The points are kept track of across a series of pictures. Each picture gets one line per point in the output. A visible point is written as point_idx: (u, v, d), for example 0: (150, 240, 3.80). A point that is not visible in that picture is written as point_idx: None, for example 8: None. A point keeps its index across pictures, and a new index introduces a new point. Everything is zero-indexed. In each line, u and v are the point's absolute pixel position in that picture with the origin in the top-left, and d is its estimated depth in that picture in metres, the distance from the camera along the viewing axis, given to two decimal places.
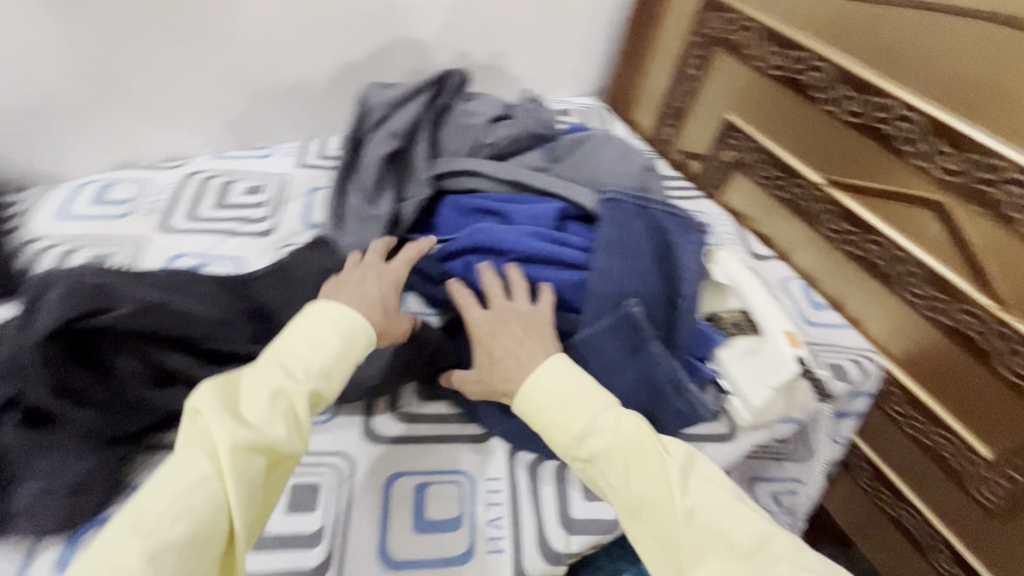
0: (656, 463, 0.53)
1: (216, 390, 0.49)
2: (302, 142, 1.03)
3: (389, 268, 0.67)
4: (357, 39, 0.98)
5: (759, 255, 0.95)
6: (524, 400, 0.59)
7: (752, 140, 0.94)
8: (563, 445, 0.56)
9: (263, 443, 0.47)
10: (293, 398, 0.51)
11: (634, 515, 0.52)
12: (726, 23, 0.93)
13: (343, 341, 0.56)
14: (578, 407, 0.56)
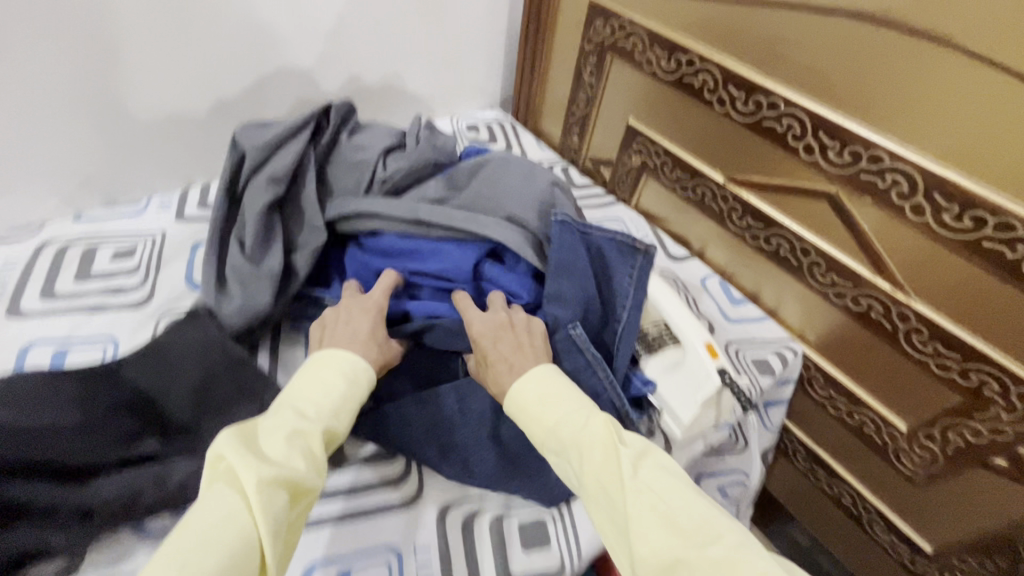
0: (612, 448, 0.51)
1: (235, 434, 0.49)
2: (181, 190, 0.93)
3: (370, 299, 0.68)
4: (227, 73, 0.89)
5: (676, 257, 0.96)
6: (507, 397, 0.59)
7: (655, 144, 0.93)
8: (539, 440, 0.57)
9: (285, 476, 0.47)
10: (307, 436, 0.52)
11: (594, 501, 0.50)
12: (612, 28, 0.92)
13: (348, 384, 0.58)
14: (554, 402, 0.56)
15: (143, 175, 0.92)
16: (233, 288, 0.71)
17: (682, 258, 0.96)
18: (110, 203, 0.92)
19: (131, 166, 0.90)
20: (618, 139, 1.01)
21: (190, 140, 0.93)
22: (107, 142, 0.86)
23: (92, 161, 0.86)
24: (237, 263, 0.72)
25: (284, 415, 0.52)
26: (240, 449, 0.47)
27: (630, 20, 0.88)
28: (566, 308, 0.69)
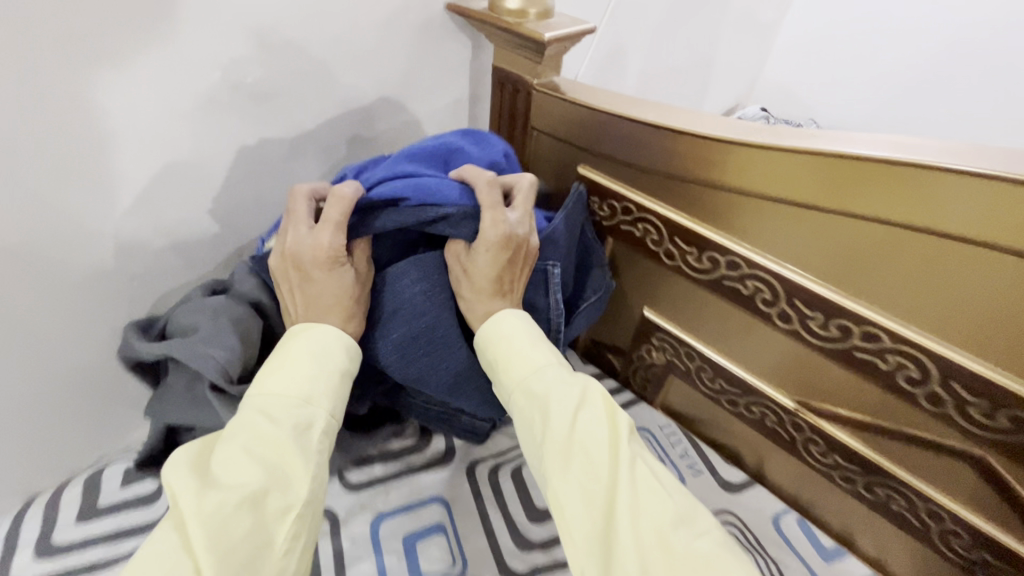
0: (607, 417, 0.49)
1: (193, 457, 0.44)
2: (11, 524, 0.60)
3: (330, 232, 0.53)
4: (74, 349, 0.59)
5: (732, 486, 0.73)
6: (493, 331, 0.57)
7: (686, 345, 0.71)
8: (512, 381, 0.55)
9: (241, 498, 0.41)
10: (270, 441, 0.45)
11: (565, 458, 0.47)
12: (612, 209, 0.70)
13: (318, 362, 0.51)
14: (537, 355, 0.55)
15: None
16: (184, 321, 0.58)
17: (739, 485, 0.73)
18: None
19: None
20: (629, 331, 0.79)
21: (24, 449, 0.61)
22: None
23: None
24: (173, 320, 0.59)
25: (246, 419, 0.46)
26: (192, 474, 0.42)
27: (638, 204, 0.66)
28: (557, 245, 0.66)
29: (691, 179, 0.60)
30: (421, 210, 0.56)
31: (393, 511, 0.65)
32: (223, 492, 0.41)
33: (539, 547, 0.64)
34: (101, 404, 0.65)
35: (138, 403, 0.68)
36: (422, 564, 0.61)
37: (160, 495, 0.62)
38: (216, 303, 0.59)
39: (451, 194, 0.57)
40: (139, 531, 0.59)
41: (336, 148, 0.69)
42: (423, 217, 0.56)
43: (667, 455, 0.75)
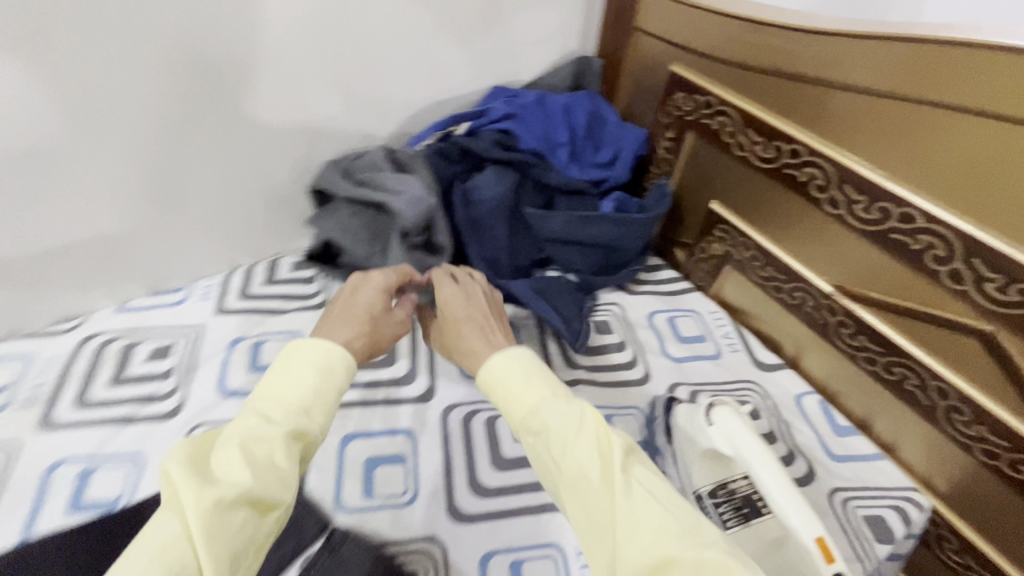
0: (602, 439, 0.50)
1: (191, 448, 0.45)
2: (221, 277, 0.87)
3: (385, 284, 0.68)
4: (273, 157, 0.82)
5: (764, 364, 0.82)
6: (489, 376, 0.59)
7: (743, 235, 0.80)
8: (517, 422, 0.55)
9: (237, 493, 0.42)
10: (268, 440, 0.46)
11: (572, 488, 0.49)
12: (696, 104, 0.79)
13: (321, 375, 0.53)
14: (533, 389, 0.56)
15: (179, 266, 0.84)
16: (388, 185, 0.75)
17: (771, 366, 0.82)
18: (153, 290, 0.84)
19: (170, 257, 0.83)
20: (696, 225, 0.89)
21: (234, 227, 0.85)
22: (143, 233, 0.79)
23: (122, 253, 0.79)
24: (369, 176, 0.78)
25: (248, 420, 0.48)
26: (188, 465, 0.43)
27: (719, 98, 0.75)
28: (619, 216, 0.85)
29: (769, 71, 0.70)
30: (507, 147, 0.84)
31: None
32: (221, 486, 0.42)
33: (582, 368, 0.79)
34: (282, 211, 0.88)
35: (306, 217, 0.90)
36: None
37: (314, 281, 0.86)
38: (407, 184, 0.75)
39: (533, 144, 0.84)
40: (300, 298, 0.84)
41: (471, 31, 0.84)
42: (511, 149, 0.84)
43: (711, 334, 0.86)
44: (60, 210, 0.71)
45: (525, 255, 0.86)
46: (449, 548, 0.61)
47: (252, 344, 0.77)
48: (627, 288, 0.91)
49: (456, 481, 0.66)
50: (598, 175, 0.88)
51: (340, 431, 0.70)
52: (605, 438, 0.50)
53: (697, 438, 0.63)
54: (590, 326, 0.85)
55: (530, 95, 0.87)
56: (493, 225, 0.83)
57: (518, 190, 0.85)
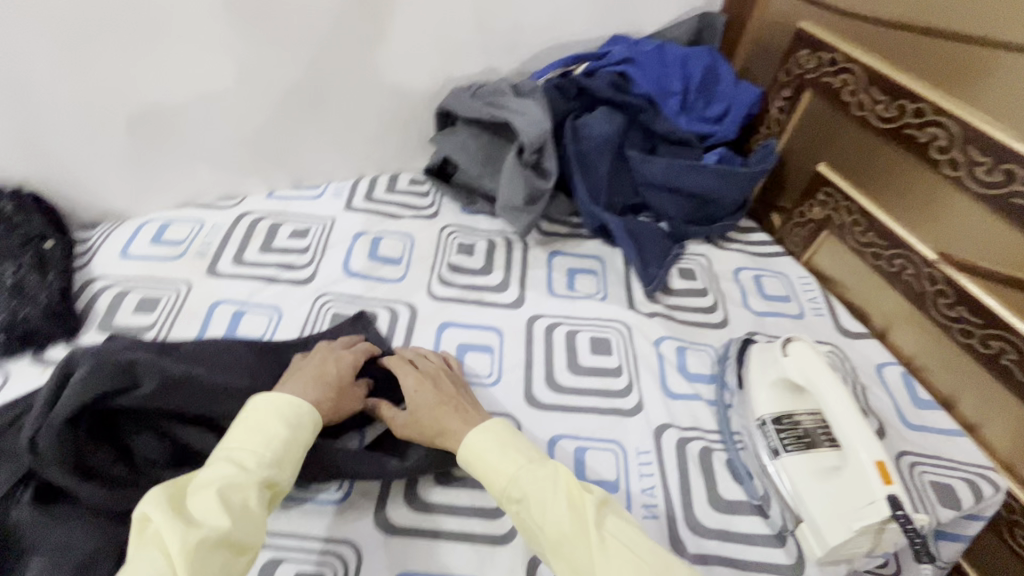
0: (577, 500, 0.51)
1: (164, 490, 0.45)
2: (351, 182, 0.99)
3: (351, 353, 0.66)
4: (410, 79, 0.91)
5: (850, 332, 0.82)
6: (462, 452, 0.57)
7: (847, 199, 0.80)
8: (496, 492, 0.55)
9: (219, 533, 0.43)
10: (243, 487, 0.47)
11: (556, 550, 0.50)
12: (822, 62, 0.79)
13: (290, 428, 0.53)
14: (507, 457, 0.55)
15: (317, 169, 0.97)
16: (511, 108, 0.82)
17: (856, 334, 0.82)
18: (295, 185, 0.98)
19: (314, 157, 0.96)
20: (798, 189, 0.89)
21: (368, 139, 0.97)
22: (296, 131, 0.92)
23: (275, 149, 0.93)
24: (495, 98, 0.85)
25: (220, 467, 0.48)
26: (168, 509, 0.43)
27: (847, 55, 0.75)
28: (720, 169, 0.88)
29: (907, 28, 0.69)
30: (620, 91, 0.88)
31: (567, 253, 0.90)
32: (202, 527, 0.42)
33: (662, 305, 0.83)
34: (407, 132, 0.97)
35: (426, 141, 0.99)
36: (576, 284, 0.86)
37: (428, 196, 0.96)
38: (529, 108, 0.81)
39: (647, 90, 0.88)
40: (416, 207, 0.94)
41: None
42: (625, 93, 0.89)
43: (796, 296, 0.87)
44: (238, 102, 0.86)
45: (622, 195, 0.91)
46: (522, 426, 0.69)
47: (373, 238, 0.88)
48: (717, 242, 0.93)
49: (534, 376, 0.74)
50: (706, 128, 0.91)
51: (438, 320, 0.80)
52: (581, 498, 0.52)
53: (771, 369, 0.66)
54: (675, 270, 0.88)
55: (651, 44, 0.90)
56: (597, 163, 0.88)
57: (625, 133, 0.89)
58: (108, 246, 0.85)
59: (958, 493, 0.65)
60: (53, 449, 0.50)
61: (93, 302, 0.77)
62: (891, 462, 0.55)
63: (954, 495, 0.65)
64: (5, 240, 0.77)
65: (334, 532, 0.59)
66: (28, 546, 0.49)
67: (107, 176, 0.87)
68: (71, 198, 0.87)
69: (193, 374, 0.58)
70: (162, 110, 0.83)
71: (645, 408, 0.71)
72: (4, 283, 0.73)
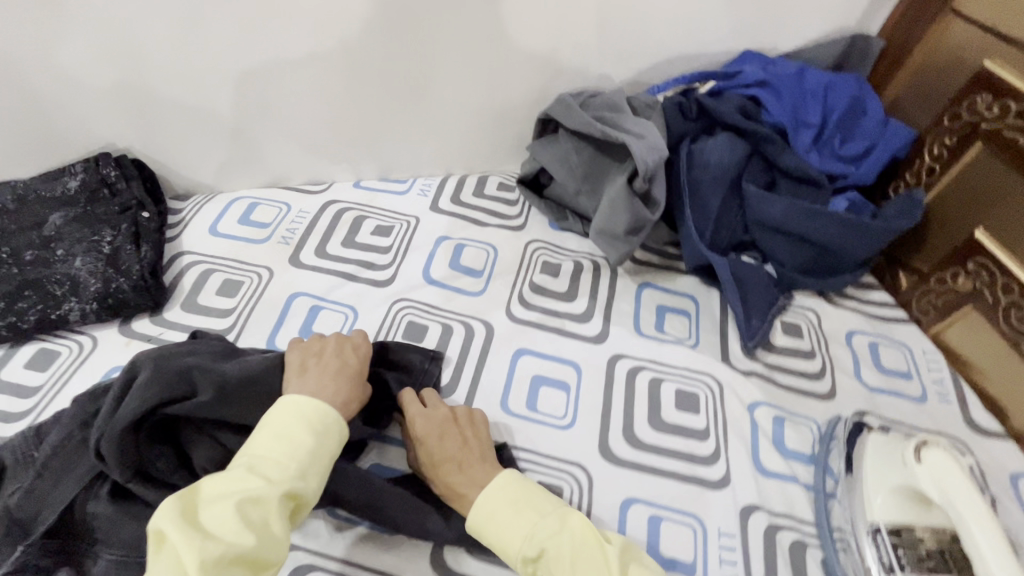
0: (597, 553, 0.48)
1: (181, 500, 0.44)
2: (438, 179, 0.95)
3: (364, 343, 0.64)
4: (516, 80, 0.86)
5: (981, 428, 0.71)
6: (473, 512, 0.54)
7: (1007, 275, 0.68)
8: (511, 557, 0.51)
9: (239, 552, 0.41)
10: (264, 501, 0.45)
11: None
12: (1005, 111, 0.67)
13: (317, 436, 0.51)
14: (519, 515, 0.52)
15: (406, 162, 0.94)
16: (628, 127, 0.75)
17: (988, 432, 0.71)
18: (382, 176, 0.95)
19: (404, 151, 0.93)
20: (941, 251, 0.77)
21: (461, 137, 0.92)
22: (391, 122, 0.88)
23: (369, 139, 0.90)
24: (608, 113, 0.78)
25: (242, 477, 0.46)
26: (182, 524, 0.41)
27: None
28: (850, 219, 0.77)
29: None
30: (746, 117, 0.79)
31: (658, 287, 0.83)
32: (221, 544, 0.41)
33: (761, 363, 0.75)
34: (503, 134, 0.92)
35: (522, 145, 0.94)
36: (665, 326, 0.78)
37: (516, 205, 0.91)
38: (648, 131, 0.74)
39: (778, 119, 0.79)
40: (502, 216, 0.89)
41: None
42: (752, 119, 0.80)
43: (919, 374, 0.76)
44: (340, 89, 0.83)
45: (730, 231, 0.82)
46: (593, 479, 0.64)
47: (454, 244, 0.85)
48: (830, 298, 0.83)
49: (612, 424, 0.68)
50: (840, 167, 0.80)
51: (515, 344, 0.75)
52: (602, 547, 0.49)
53: (898, 470, 0.58)
54: (779, 324, 0.79)
55: (789, 66, 0.81)
56: (708, 195, 0.79)
57: (745, 164, 0.80)
58: (198, 221, 0.85)
59: None
60: (115, 455, 0.49)
61: (179, 278, 0.78)
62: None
63: None
64: (107, 206, 0.79)
65: (387, 565, 0.56)
66: (98, 539, 0.50)
67: (207, 149, 0.87)
68: (170, 167, 0.88)
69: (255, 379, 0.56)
70: (264, 90, 0.82)
71: (732, 483, 0.64)
72: (102, 251, 0.74)
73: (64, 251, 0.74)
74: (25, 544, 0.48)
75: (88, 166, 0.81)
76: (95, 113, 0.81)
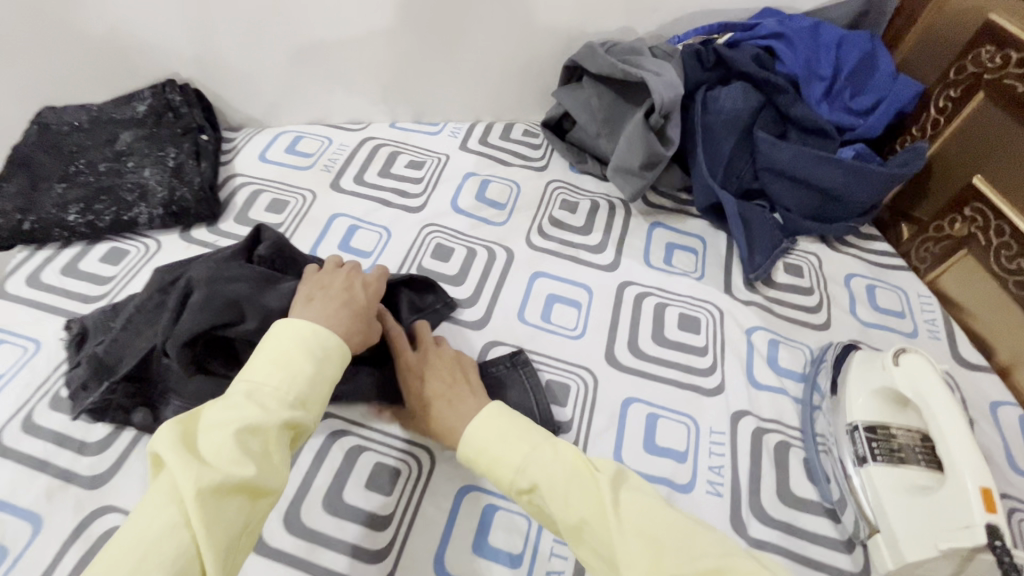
0: (587, 480, 0.50)
1: (179, 425, 0.43)
2: (468, 124, 1.02)
3: (374, 282, 0.63)
4: (546, 29, 0.91)
5: (966, 362, 0.75)
6: (467, 442, 0.57)
7: (1000, 218, 0.73)
8: (506, 485, 0.53)
9: (240, 481, 0.41)
10: (263, 432, 0.44)
11: (578, 536, 0.48)
12: (1008, 63, 0.71)
13: (318, 364, 0.50)
14: (512, 447, 0.54)
15: (439, 106, 1.00)
16: (648, 67, 0.81)
17: (973, 365, 0.75)
18: (416, 118, 1.02)
19: (438, 95, 0.99)
20: (940, 201, 0.81)
21: (492, 85, 0.98)
22: (427, 66, 0.95)
23: (406, 82, 0.97)
24: (629, 57, 0.84)
25: (240, 405, 0.45)
26: (179, 452, 0.41)
27: None
28: (856, 167, 0.81)
29: None
30: (759, 67, 0.84)
31: (668, 227, 0.88)
32: (218, 472, 0.40)
33: (761, 295, 0.81)
34: (531, 82, 0.98)
35: (547, 94, 1.00)
36: (674, 259, 0.84)
37: (539, 149, 0.97)
38: (665, 71, 0.81)
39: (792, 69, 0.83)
40: (525, 157, 0.96)
41: None
42: (766, 70, 0.84)
43: (912, 314, 0.80)
44: (382, 31, 0.90)
45: (741, 176, 0.87)
46: (598, 381, 0.70)
47: (481, 180, 0.91)
48: (832, 243, 0.88)
49: (618, 338, 0.74)
50: (848, 119, 0.84)
51: (534, 268, 0.82)
52: (593, 473, 0.50)
53: (877, 376, 0.63)
54: (781, 264, 0.85)
55: (805, 21, 0.85)
56: (720, 140, 0.85)
57: (757, 113, 0.85)
58: (249, 149, 0.94)
59: None
60: (178, 361, 0.55)
61: (233, 196, 0.86)
62: (997, 493, 0.52)
63: None
64: (171, 128, 0.87)
65: (411, 437, 0.64)
66: (170, 386, 0.59)
67: (259, 85, 0.95)
68: (226, 100, 0.97)
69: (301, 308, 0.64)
70: (313, 29, 0.89)
71: (726, 391, 0.70)
72: (167, 165, 0.83)
73: (135, 163, 0.83)
74: (111, 381, 0.58)
75: (155, 92, 0.90)
76: (163, 45, 0.89)
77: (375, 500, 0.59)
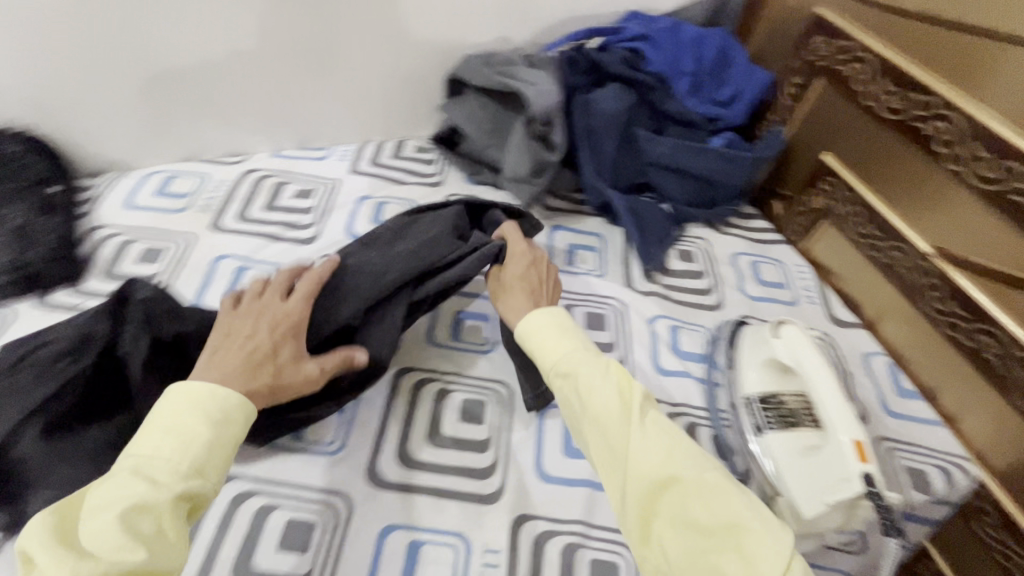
0: (624, 385, 0.54)
1: (55, 516, 0.40)
2: (357, 146, 0.99)
3: (289, 313, 0.58)
4: (423, 44, 0.90)
5: (840, 321, 0.83)
6: (525, 334, 0.62)
7: (850, 189, 0.81)
8: (546, 370, 0.59)
9: (128, 568, 0.37)
10: (154, 509, 0.41)
11: (593, 423, 0.53)
12: (838, 51, 0.79)
13: (214, 425, 0.47)
14: (567, 343, 0.59)
15: (324, 129, 0.96)
16: (525, 77, 0.83)
17: (846, 323, 0.83)
18: (300, 145, 0.97)
19: (320, 119, 0.95)
20: (801, 178, 0.89)
21: (376, 104, 0.96)
22: (304, 90, 0.91)
23: (284, 108, 0.92)
24: (506, 68, 0.86)
25: (127, 482, 0.42)
26: (54, 547, 0.38)
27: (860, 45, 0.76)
28: (726, 155, 0.88)
29: (924, 19, 0.70)
30: (629, 68, 0.88)
31: (568, 229, 0.90)
32: (100, 563, 0.37)
33: (658, 285, 0.85)
34: (416, 98, 0.97)
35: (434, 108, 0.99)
36: (575, 260, 0.86)
37: (433, 164, 0.96)
38: (541, 79, 0.83)
39: (658, 67, 0.88)
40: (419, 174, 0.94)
41: None
42: (636, 70, 0.88)
43: (791, 283, 0.87)
44: (248, 58, 0.85)
45: (628, 171, 0.91)
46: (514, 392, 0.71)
47: (376, 203, 0.89)
48: (718, 226, 0.94)
49: None
50: (715, 111, 0.90)
51: None
52: (631, 384, 0.55)
53: (763, 349, 0.69)
54: (675, 252, 0.89)
55: (665, 23, 0.91)
56: (602, 139, 0.88)
57: (633, 111, 0.89)
58: (112, 196, 0.85)
59: (929, 481, 0.67)
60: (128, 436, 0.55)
61: (96, 250, 0.78)
62: (868, 444, 0.59)
63: (924, 479, 0.67)
64: (11, 183, 0.78)
65: (325, 484, 0.61)
66: (30, 480, 0.52)
67: (114, 125, 0.87)
68: (77, 144, 0.87)
69: (418, 214, 0.75)
70: (170, 62, 0.82)
71: None
72: (9, 225, 0.74)
73: None
74: None
75: None
76: None
77: (291, 560, 0.56)
